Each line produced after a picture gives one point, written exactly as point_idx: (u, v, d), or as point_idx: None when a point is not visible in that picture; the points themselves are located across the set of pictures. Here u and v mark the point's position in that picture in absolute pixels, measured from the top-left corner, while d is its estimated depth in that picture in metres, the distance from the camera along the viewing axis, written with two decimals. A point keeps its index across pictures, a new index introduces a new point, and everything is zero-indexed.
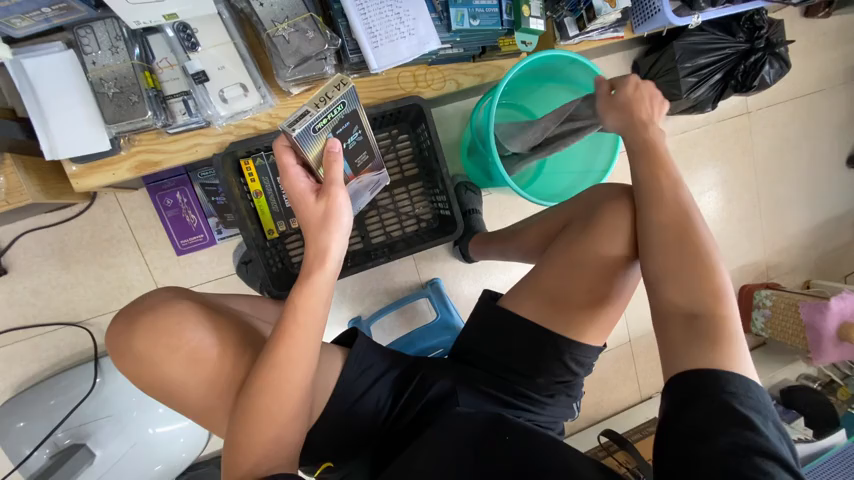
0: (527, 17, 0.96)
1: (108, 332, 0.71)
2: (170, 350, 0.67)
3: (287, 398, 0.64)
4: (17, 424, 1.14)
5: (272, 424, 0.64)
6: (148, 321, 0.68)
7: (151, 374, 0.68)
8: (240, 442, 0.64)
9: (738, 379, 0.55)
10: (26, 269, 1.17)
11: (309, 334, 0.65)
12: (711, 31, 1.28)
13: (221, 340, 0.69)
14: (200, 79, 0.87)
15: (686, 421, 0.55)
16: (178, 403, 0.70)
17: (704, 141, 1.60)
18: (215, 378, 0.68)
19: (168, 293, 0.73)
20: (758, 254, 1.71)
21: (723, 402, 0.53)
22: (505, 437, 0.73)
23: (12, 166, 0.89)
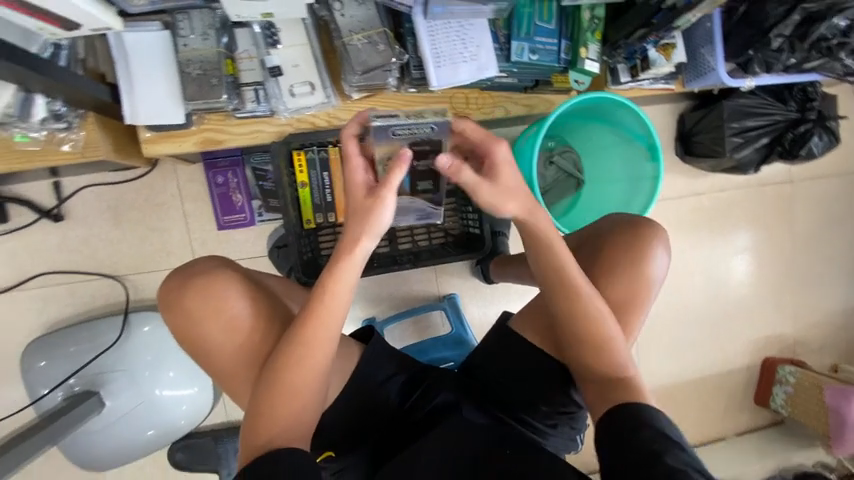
0: (584, 58, 1.00)
1: (161, 289, 0.78)
2: (215, 313, 0.74)
3: (309, 377, 0.69)
4: (43, 361, 1.21)
5: (293, 400, 0.68)
6: (199, 284, 0.75)
7: (194, 333, 0.74)
8: (260, 414, 0.68)
9: (659, 412, 0.64)
10: (81, 220, 1.26)
11: (334, 319, 0.69)
12: (762, 96, 1.30)
13: (257, 312, 0.75)
14: (276, 73, 0.96)
15: (625, 442, 0.61)
16: (209, 366, 0.75)
17: (742, 203, 1.59)
18: (247, 347, 0.74)
19: (217, 262, 0.80)
20: (786, 326, 1.65)
21: (655, 428, 0.61)
22: (506, 451, 0.74)
23: (92, 124, 0.98)
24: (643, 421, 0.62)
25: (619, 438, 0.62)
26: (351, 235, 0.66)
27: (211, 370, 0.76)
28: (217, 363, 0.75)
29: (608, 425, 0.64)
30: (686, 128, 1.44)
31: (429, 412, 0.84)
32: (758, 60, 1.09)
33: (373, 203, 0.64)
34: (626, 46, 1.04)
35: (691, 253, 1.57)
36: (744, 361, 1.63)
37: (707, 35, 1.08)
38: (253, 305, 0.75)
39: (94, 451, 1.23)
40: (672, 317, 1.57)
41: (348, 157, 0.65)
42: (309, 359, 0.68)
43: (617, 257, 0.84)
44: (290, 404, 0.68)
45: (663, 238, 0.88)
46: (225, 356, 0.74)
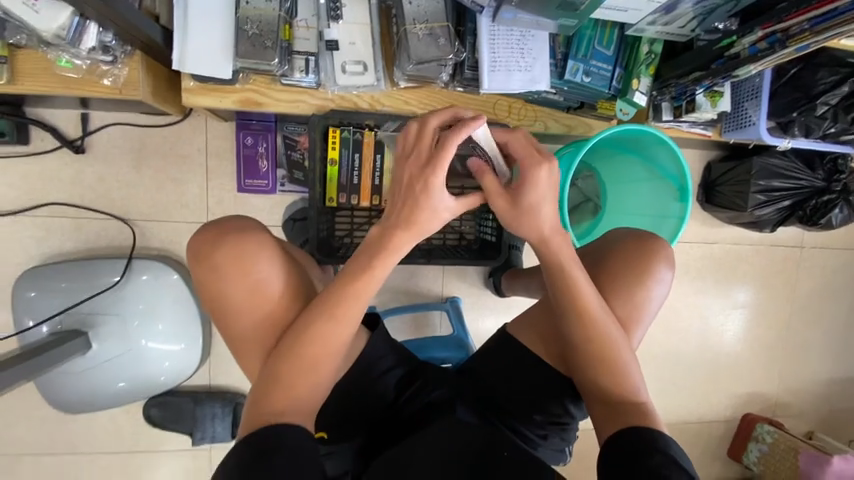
0: (635, 89, 1.02)
1: (192, 238, 0.75)
2: (244, 275, 0.72)
3: (323, 352, 0.68)
4: (32, 292, 1.18)
5: (304, 373, 0.67)
6: (234, 242, 0.73)
7: (218, 289, 0.72)
8: (273, 382, 0.67)
9: (667, 437, 0.64)
10: (101, 156, 1.24)
11: (354, 303, 0.68)
12: (792, 159, 1.32)
13: (284, 281, 0.74)
14: (332, 47, 0.96)
15: (635, 465, 0.60)
16: (227, 327, 0.74)
17: (750, 259, 1.61)
18: (268, 313, 0.72)
19: (252, 222, 0.78)
20: (770, 387, 1.67)
21: (665, 453, 0.60)
22: (502, 453, 0.71)
23: (137, 63, 0.97)
24: (653, 447, 0.61)
25: (626, 459, 0.62)
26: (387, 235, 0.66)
27: (226, 329, 0.74)
28: (234, 324, 0.73)
29: (617, 443, 0.65)
30: (711, 177, 1.48)
31: (420, 409, 0.81)
32: (799, 123, 1.10)
33: (441, 217, 0.65)
34: (676, 86, 1.05)
35: (693, 299, 1.59)
36: (724, 413, 1.65)
37: (753, 90, 1.10)
38: (284, 275, 0.74)
39: (70, 392, 1.21)
40: (663, 358, 1.59)
41: (442, 168, 0.61)
42: (329, 337, 0.67)
43: (624, 270, 0.80)
44: (299, 378, 0.67)
45: (672, 257, 0.83)
46: (245, 320, 0.72)
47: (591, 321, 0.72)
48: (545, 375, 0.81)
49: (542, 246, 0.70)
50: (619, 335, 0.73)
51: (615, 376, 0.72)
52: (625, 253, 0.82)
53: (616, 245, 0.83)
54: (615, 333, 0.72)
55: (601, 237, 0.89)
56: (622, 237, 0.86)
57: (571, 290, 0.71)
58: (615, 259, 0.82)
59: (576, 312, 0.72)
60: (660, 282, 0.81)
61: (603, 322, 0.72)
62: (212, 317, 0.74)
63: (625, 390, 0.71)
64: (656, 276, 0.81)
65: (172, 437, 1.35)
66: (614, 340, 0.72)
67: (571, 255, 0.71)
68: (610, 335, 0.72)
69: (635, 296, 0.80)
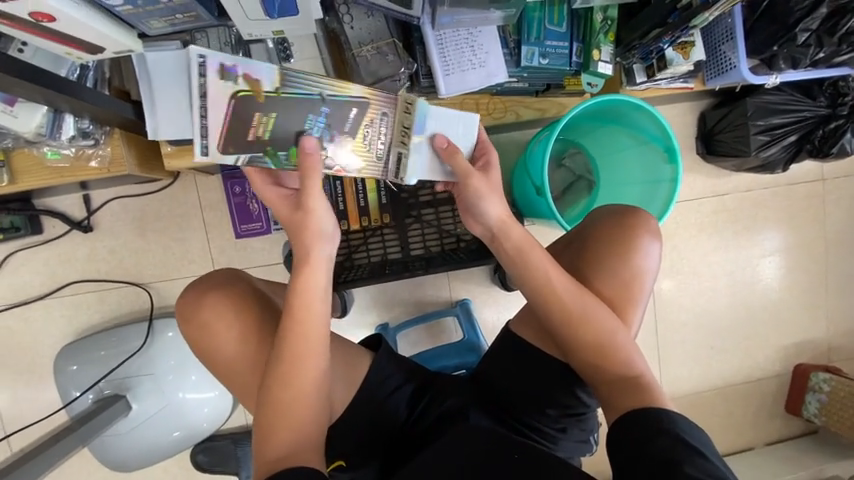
0: (597, 60, 0.98)
1: (179, 301, 0.80)
2: (229, 325, 0.76)
3: (307, 385, 0.69)
4: (72, 367, 1.27)
5: (298, 409, 0.69)
6: (214, 297, 0.77)
7: (209, 343, 0.76)
8: (271, 425, 0.68)
9: (675, 415, 0.62)
10: (109, 230, 1.32)
11: (313, 327, 0.70)
12: (789, 92, 1.24)
13: (267, 324, 0.77)
14: None
15: (640, 449, 0.59)
16: (225, 377, 0.77)
17: (769, 203, 1.52)
18: (260, 356, 0.75)
19: (230, 273, 0.82)
20: (819, 333, 1.57)
21: (673, 433, 0.59)
22: (514, 455, 0.71)
23: (119, 140, 1.03)
24: (659, 428, 0.60)
25: (632, 446, 0.60)
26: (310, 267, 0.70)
27: (224, 379, 0.78)
28: (230, 373, 0.76)
29: (621, 428, 0.63)
30: (708, 127, 1.41)
31: (435, 421, 0.83)
32: (783, 55, 1.04)
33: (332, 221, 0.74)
34: (640, 47, 1.00)
35: (714, 257, 1.51)
36: (773, 368, 1.56)
37: (727, 31, 1.04)
38: (268, 316, 0.78)
39: (122, 452, 1.28)
40: (694, 323, 1.52)
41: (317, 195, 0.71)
42: (308, 364, 0.69)
43: (606, 249, 0.79)
44: (294, 415, 0.69)
45: (656, 228, 0.81)
46: (238, 368, 0.76)
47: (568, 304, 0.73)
48: (547, 368, 0.79)
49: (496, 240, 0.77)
50: (604, 313, 0.73)
51: (609, 358, 0.71)
52: (607, 232, 0.80)
53: (596, 224, 0.82)
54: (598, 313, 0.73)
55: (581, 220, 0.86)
56: (600, 214, 0.84)
57: (535, 280, 0.74)
58: (599, 241, 0.80)
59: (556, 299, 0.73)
60: (648, 255, 0.79)
61: (583, 304, 0.73)
62: (210, 370, 0.79)
63: (626, 372, 0.70)
64: (642, 250, 0.79)
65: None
66: (599, 320, 0.72)
67: (532, 242, 0.75)
68: (593, 317, 0.72)
69: (621, 272, 0.78)
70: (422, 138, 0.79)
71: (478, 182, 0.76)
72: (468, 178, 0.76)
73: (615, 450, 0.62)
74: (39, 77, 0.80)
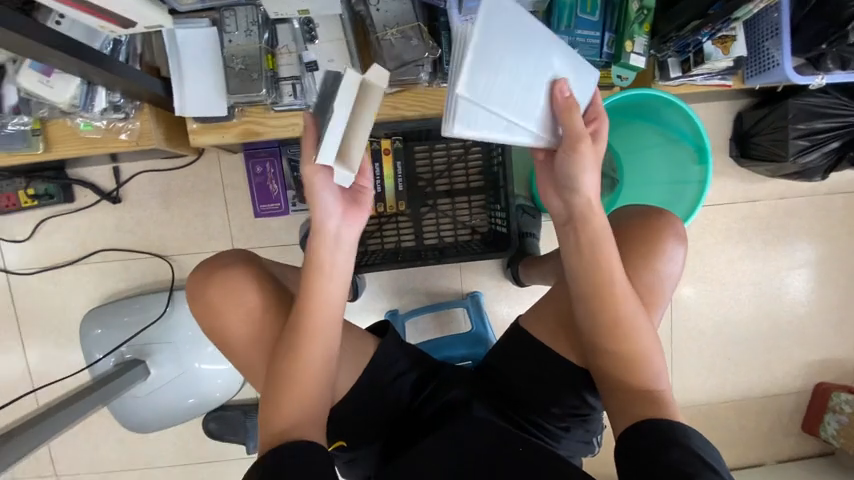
0: (629, 52, 0.94)
1: (188, 279, 0.83)
2: (234, 304, 0.78)
3: (314, 364, 0.71)
4: (97, 330, 1.34)
5: (305, 387, 0.71)
6: (221, 277, 0.79)
7: (216, 321, 0.79)
8: (279, 400, 0.70)
9: (688, 429, 0.61)
10: (136, 202, 1.37)
11: (328, 312, 0.72)
12: (835, 95, 1.16)
13: (271, 303, 0.79)
14: (312, 68, 0.99)
15: (652, 459, 0.58)
16: (231, 354, 0.80)
17: (804, 213, 1.44)
18: (265, 338, 0.77)
19: (239, 254, 0.84)
20: (846, 352, 1.49)
21: (686, 445, 0.58)
22: (519, 448, 0.71)
23: (147, 114, 1.06)
24: (671, 439, 0.59)
25: (643, 456, 0.59)
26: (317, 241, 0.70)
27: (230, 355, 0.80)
28: (236, 349, 0.79)
29: (634, 436, 0.62)
30: (744, 128, 1.34)
31: (437, 410, 0.83)
32: (832, 55, 0.98)
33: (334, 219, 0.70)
34: (677, 40, 0.96)
35: (739, 265, 1.45)
36: (793, 385, 1.50)
37: (773, 26, 0.98)
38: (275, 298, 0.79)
39: (140, 414, 1.35)
40: (711, 331, 1.47)
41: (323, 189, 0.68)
42: (315, 345, 0.71)
43: (627, 251, 0.76)
44: (300, 392, 0.70)
45: (682, 233, 0.78)
46: (242, 344, 0.78)
47: (603, 305, 0.69)
48: (556, 367, 0.78)
49: (570, 223, 0.71)
50: (639, 319, 0.70)
51: (626, 365, 0.69)
52: (629, 234, 0.77)
53: (621, 226, 0.79)
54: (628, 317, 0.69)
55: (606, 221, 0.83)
56: (625, 214, 0.81)
57: (581, 276, 0.71)
58: (623, 242, 0.77)
59: (588, 297, 0.70)
60: (671, 261, 0.77)
61: (618, 306, 0.69)
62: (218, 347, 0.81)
63: (645, 380, 0.68)
64: (666, 255, 0.76)
65: (230, 449, 1.46)
66: (629, 325, 0.69)
67: (607, 230, 0.70)
68: (625, 321, 0.69)
69: (644, 277, 0.75)
70: (545, 81, 0.67)
71: (587, 150, 0.66)
72: (577, 141, 0.66)
73: (625, 458, 0.61)
74: (75, 50, 0.83)
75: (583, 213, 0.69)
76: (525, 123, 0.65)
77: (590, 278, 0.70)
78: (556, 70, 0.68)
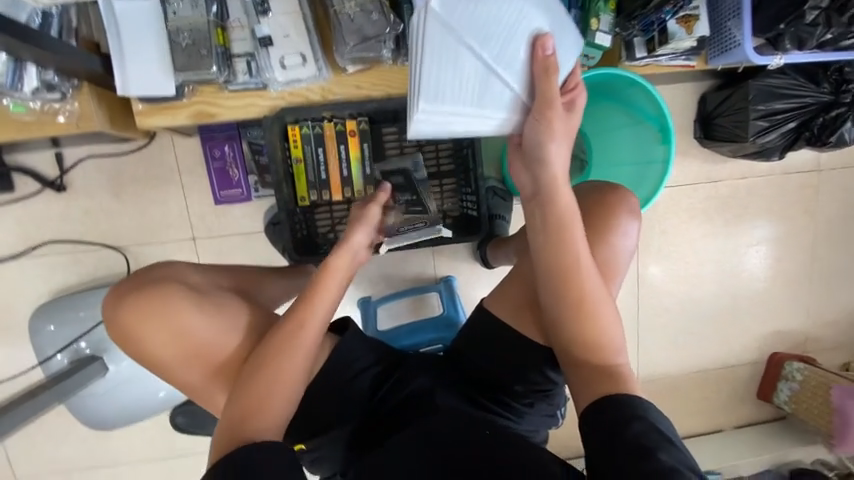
0: (595, 30, 0.92)
1: (108, 312, 0.78)
2: (164, 332, 0.75)
3: (295, 361, 0.72)
4: (48, 328, 1.26)
5: (280, 382, 0.70)
6: (145, 305, 0.75)
7: (149, 351, 0.76)
8: (252, 398, 0.69)
9: (644, 400, 0.62)
10: (84, 190, 1.27)
11: (325, 312, 0.75)
12: (794, 76, 1.19)
13: (203, 321, 0.76)
14: (266, 43, 0.93)
15: (614, 434, 0.59)
16: (176, 379, 0.78)
17: (762, 192, 1.50)
18: (201, 356, 0.76)
19: (159, 277, 0.80)
20: (798, 323, 1.58)
21: (646, 420, 0.59)
22: (486, 431, 0.72)
23: (87, 94, 0.98)
24: (633, 415, 0.60)
25: (602, 430, 0.60)
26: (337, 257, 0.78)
27: (175, 380, 0.78)
28: (179, 374, 0.77)
29: (595, 412, 0.62)
30: (707, 109, 1.36)
31: (403, 399, 0.81)
32: (789, 34, 0.99)
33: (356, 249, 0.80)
34: (642, 17, 0.95)
35: (701, 244, 1.50)
36: (749, 356, 1.58)
37: (734, 7, 0.99)
38: (205, 317, 0.76)
39: (99, 412, 1.29)
40: (676, 308, 1.53)
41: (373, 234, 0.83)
42: (303, 341, 0.72)
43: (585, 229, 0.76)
44: (276, 387, 0.70)
45: (636, 208, 0.79)
46: (185, 368, 0.76)
47: (566, 285, 0.69)
48: (518, 347, 0.79)
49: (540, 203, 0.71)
50: (600, 297, 0.70)
51: (586, 342, 0.69)
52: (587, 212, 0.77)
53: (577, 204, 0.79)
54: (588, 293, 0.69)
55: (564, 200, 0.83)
56: (584, 191, 0.81)
57: (545, 256, 0.71)
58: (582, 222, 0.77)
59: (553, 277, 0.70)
60: (626, 235, 0.77)
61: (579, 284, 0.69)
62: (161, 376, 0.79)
63: (600, 354, 0.69)
64: (619, 230, 0.77)
65: (202, 444, 1.42)
66: (587, 303, 0.69)
67: (574, 211, 0.71)
68: (582, 299, 0.69)
69: (599, 253, 0.75)
70: (525, 37, 0.67)
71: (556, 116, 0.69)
72: (546, 107, 0.68)
73: (588, 436, 0.61)
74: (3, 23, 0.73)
75: (549, 187, 0.71)
76: (496, 77, 0.68)
77: (551, 259, 0.70)
78: (537, 26, 0.67)
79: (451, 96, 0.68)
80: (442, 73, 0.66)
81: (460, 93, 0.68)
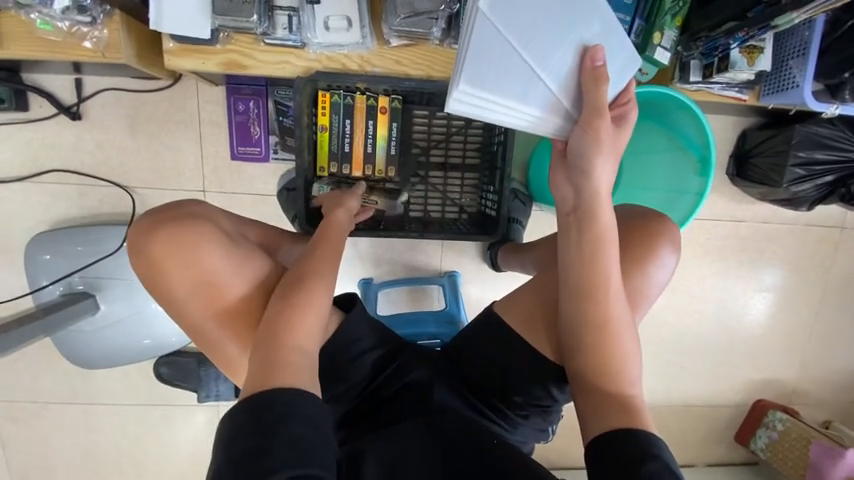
0: (656, 45, 0.88)
1: (130, 238, 0.76)
2: (185, 265, 0.72)
3: (315, 297, 0.67)
4: (44, 256, 1.23)
5: (302, 320, 0.65)
6: (169, 234, 0.73)
7: (166, 282, 0.73)
8: (276, 339, 0.63)
9: (657, 438, 0.60)
10: (98, 122, 1.23)
11: (334, 250, 0.75)
12: (842, 128, 1.15)
13: (229, 257, 0.73)
14: (312, 0, 0.88)
15: (626, 470, 0.56)
16: (187, 319, 0.74)
17: (781, 239, 1.47)
18: (217, 300, 0.72)
19: (189, 209, 0.78)
20: (789, 374, 1.58)
21: (661, 459, 0.57)
22: (494, 441, 0.70)
23: (118, 23, 0.93)
24: (647, 452, 0.58)
25: (614, 464, 0.58)
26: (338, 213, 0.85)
27: (186, 320, 0.74)
28: (194, 312, 0.73)
29: (608, 444, 0.61)
30: (745, 147, 1.33)
31: (400, 390, 0.80)
32: (851, 85, 0.95)
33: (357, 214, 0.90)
34: (706, 40, 0.91)
35: (711, 281, 1.48)
36: (735, 398, 1.58)
37: (800, 45, 0.95)
38: (231, 260, 0.73)
39: (85, 349, 1.28)
40: (672, 340, 1.52)
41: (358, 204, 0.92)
42: (320, 277, 0.70)
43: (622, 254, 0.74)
44: (299, 325, 0.65)
45: (677, 240, 0.76)
46: (200, 305, 0.72)
47: (592, 308, 0.67)
48: (526, 357, 0.77)
49: (577, 219, 0.68)
50: (624, 325, 0.68)
51: (602, 365, 0.68)
52: (626, 237, 0.75)
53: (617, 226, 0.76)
54: (614, 317, 0.67)
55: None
56: (623, 214, 0.79)
57: (573, 275, 0.68)
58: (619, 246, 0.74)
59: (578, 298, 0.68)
60: (662, 268, 0.75)
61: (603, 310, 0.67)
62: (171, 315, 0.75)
63: (616, 384, 0.67)
64: (657, 260, 0.74)
65: (182, 396, 1.42)
66: (613, 330, 0.68)
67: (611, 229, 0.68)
68: (609, 325, 0.67)
69: (632, 280, 0.73)
70: (573, 46, 0.65)
71: (604, 124, 0.65)
72: (595, 117, 0.66)
73: (598, 467, 0.59)
74: None
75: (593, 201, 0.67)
76: (537, 80, 0.66)
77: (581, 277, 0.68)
78: (586, 36, 0.65)
79: (491, 82, 0.64)
80: (489, 61, 0.63)
81: (503, 85, 0.65)
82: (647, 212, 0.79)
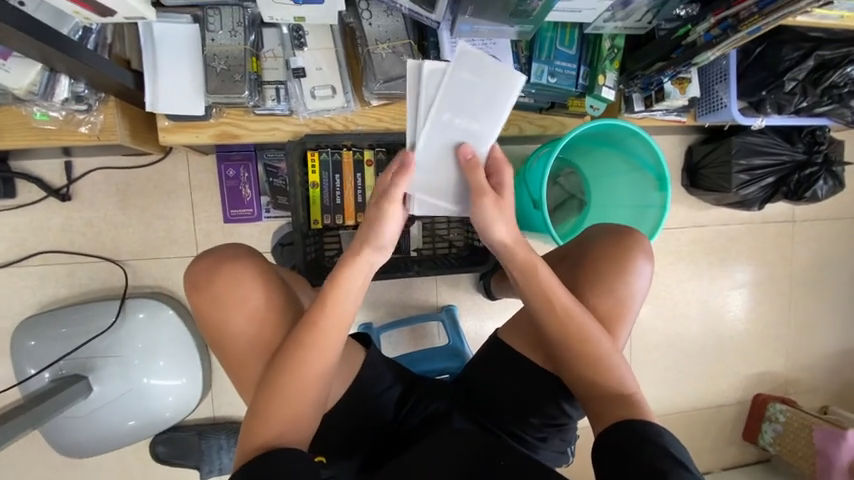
0: (602, 85, 1.02)
1: (189, 269, 0.79)
2: (235, 305, 0.75)
3: (316, 366, 0.69)
4: (29, 342, 1.19)
5: (302, 387, 0.68)
6: (225, 275, 0.76)
7: (216, 318, 0.76)
8: (267, 408, 0.68)
9: (656, 425, 0.65)
10: (89, 201, 1.26)
11: (337, 329, 0.69)
12: (771, 136, 1.32)
13: (276, 305, 0.77)
14: (299, 74, 0.98)
15: (628, 458, 0.61)
16: (226, 355, 0.77)
17: (743, 239, 1.60)
18: (267, 337, 0.75)
19: (239, 249, 0.81)
20: (779, 365, 1.65)
21: (658, 444, 0.61)
22: (499, 462, 0.71)
23: (113, 108, 0.99)
24: (646, 439, 0.62)
25: (616, 456, 0.62)
26: (354, 263, 0.69)
27: (224, 357, 0.77)
28: (234, 351, 0.76)
29: (610, 439, 0.64)
30: (693, 161, 1.48)
31: (421, 422, 0.83)
32: (770, 101, 1.10)
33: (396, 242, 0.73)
34: (643, 77, 1.06)
35: (689, 284, 1.58)
36: (735, 396, 1.63)
37: (721, 72, 1.11)
38: (275, 306, 0.77)
39: (76, 437, 1.21)
40: (667, 347, 1.58)
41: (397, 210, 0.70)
42: (319, 353, 0.68)
43: (603, 267, 0.81)
44: (298, 397, 0.68)
45: (650, 250, 0.84)
46: (242, 347, 0.75)
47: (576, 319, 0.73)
48: (531, 377, 0.81)
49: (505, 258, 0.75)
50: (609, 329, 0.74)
51: (602, 369, 0.72)
52: (603, 251, 0.82)
53: (592, 243, 0.85)
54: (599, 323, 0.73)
55: (576, 238, 0.90)
56: (598, 232, 0.87)
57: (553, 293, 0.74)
58: (598, 262, 0.82)
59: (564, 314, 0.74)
60: (640, 275, 0.82)
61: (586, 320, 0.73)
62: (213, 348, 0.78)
63: (615, 385, 0.71)
64: (635, 270, 0.81)
65: (183, 474, 1.34)
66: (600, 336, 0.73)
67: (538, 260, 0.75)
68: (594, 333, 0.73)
69: (616, 290, 0.80)
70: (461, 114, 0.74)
71: (484, 204, 0.70)
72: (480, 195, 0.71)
73: (602, 461, 0.63)
74: (57, 42, 0.79)
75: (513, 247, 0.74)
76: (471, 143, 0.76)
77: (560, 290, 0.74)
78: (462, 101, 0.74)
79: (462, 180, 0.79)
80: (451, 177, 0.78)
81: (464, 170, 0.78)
82: (621, 228, 0.86)
